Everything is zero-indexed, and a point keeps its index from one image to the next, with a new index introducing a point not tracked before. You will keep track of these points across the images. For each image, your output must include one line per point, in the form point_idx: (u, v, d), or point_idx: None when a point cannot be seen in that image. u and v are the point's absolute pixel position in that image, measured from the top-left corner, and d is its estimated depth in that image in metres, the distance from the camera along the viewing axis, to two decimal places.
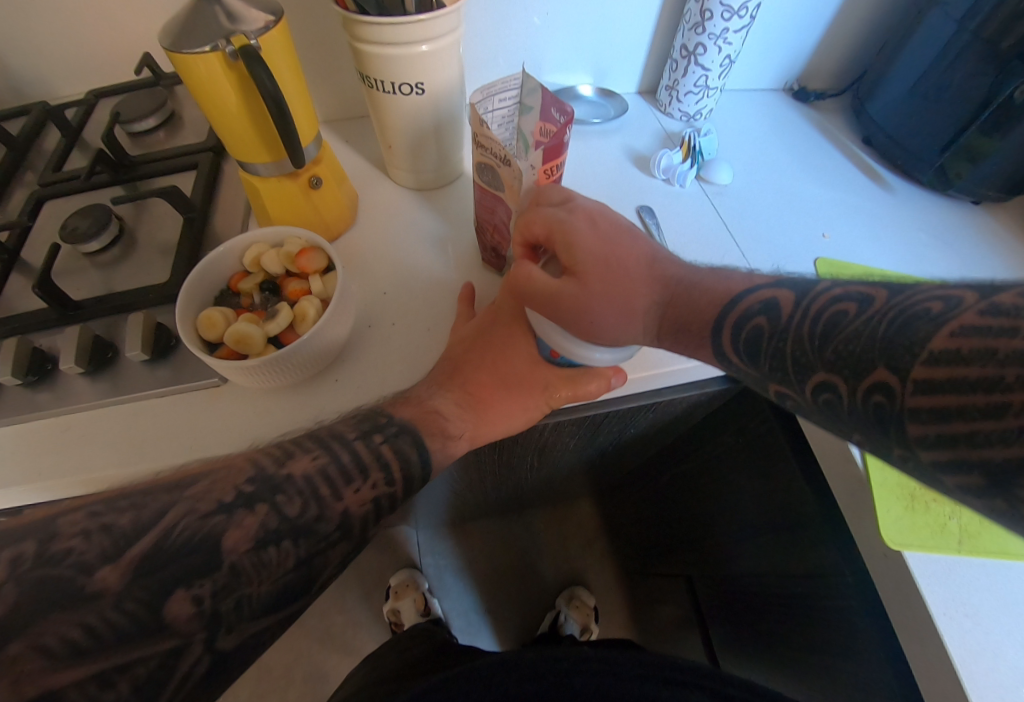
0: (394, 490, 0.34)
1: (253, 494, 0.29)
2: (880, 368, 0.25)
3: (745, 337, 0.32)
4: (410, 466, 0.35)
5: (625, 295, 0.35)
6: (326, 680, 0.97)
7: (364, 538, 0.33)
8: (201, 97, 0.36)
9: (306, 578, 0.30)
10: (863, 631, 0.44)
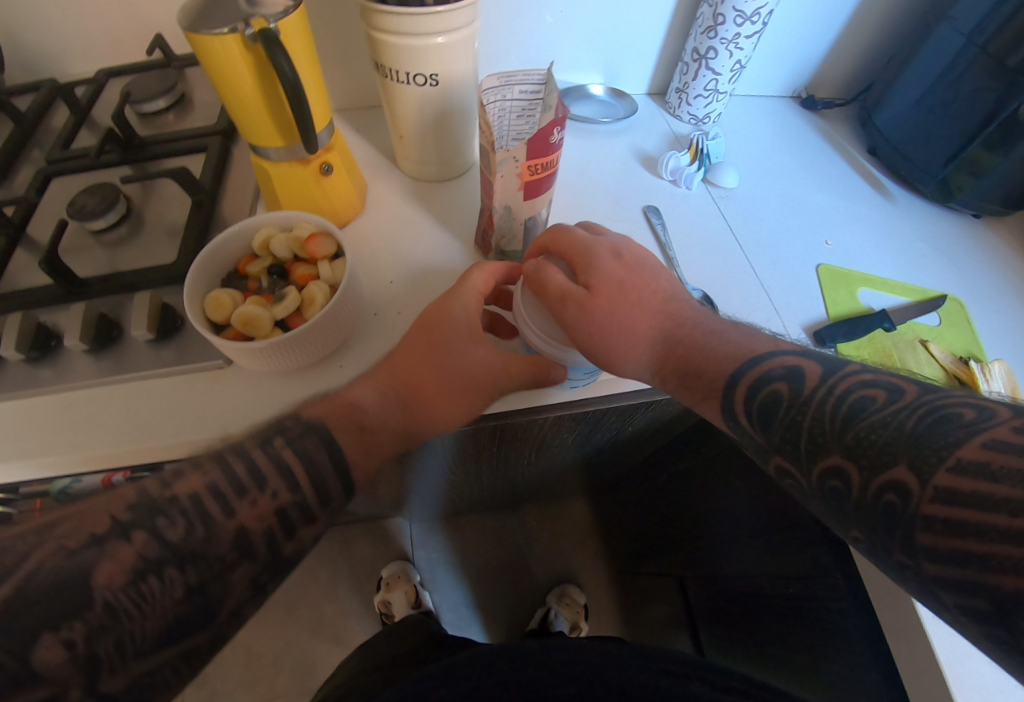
0: (298, 503, 0.34)
1: (128, 523, 0.29)
2: (901, 468, 0.25)
3: (762, 395, 0.32)
4: (312, 474, 0.35)
5: (628, 320, 0.37)
6: (315, 669, 0.98)
7: (275, 559, 0.33)
8: (217, 78, 0.36)
9: (203, 607, 0.30)
10: (852, 632, 0.45)
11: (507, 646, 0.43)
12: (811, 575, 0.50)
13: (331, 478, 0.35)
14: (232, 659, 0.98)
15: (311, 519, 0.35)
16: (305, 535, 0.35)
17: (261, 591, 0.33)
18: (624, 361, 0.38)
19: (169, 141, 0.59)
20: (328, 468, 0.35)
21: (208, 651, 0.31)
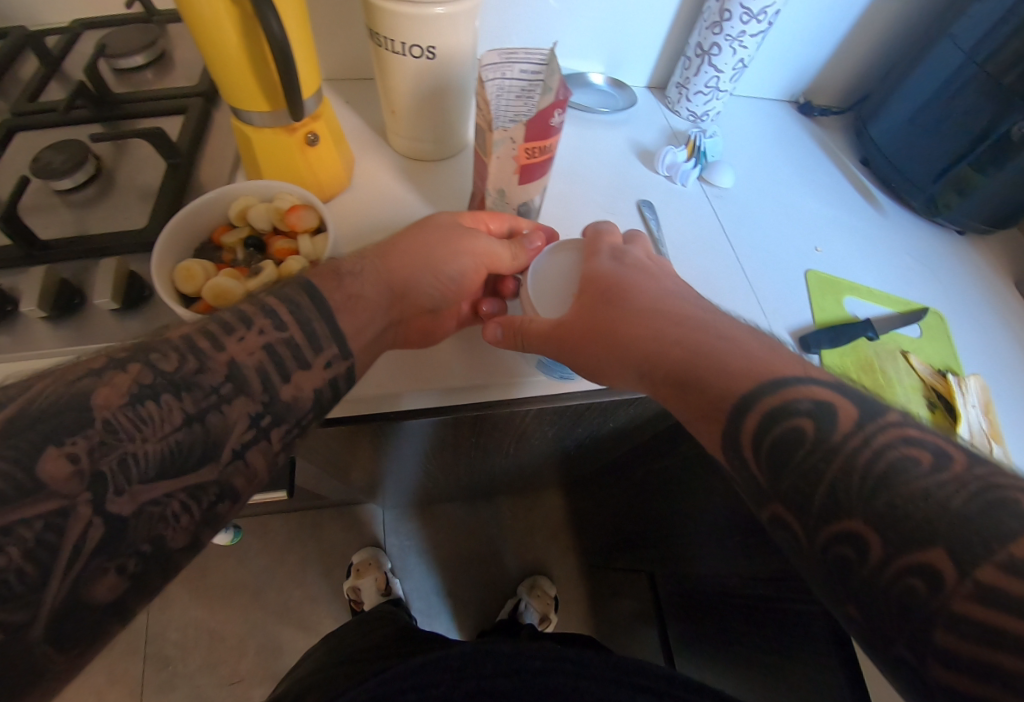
0: (290, 345, 0.32)
1: (124, 358, 0.28)
2: (863, 523, 0.23)
3: (779, 428, 0.27)
4: (302, 320, 0.33)
5: (610, 335, 0.36)
6: (280, 653, 0.96)
7: (275, 404, 0.31)
8: (197, 33, 0.34)
9: (204, 440, 0.28)
10: (821, 638, 0.45)
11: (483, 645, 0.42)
12: (782, 577, 0.50)
13: (325, 323, 0.33)
14: (193, 642, 0.95)
15: (308, 368, 0.33)
16: (307, 384, 0.33)
17: (264, 442, 0.31)
18: (610, 371, 0.37)
19: (145, 100, 0.56)
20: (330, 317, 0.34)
21: (218, 492, 0.29)
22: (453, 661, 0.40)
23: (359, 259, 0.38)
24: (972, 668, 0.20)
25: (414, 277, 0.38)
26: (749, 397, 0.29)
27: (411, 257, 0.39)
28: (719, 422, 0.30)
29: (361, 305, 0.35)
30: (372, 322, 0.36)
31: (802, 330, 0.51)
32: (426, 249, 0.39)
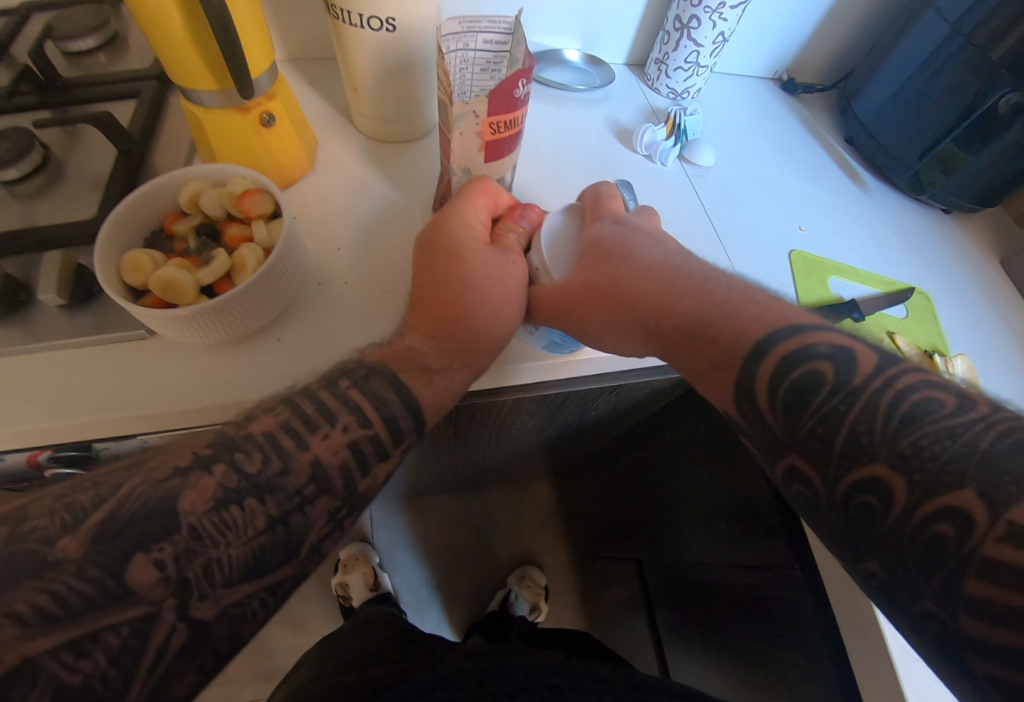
0: (376, 435, 0.32)
1: (208, 456, 0.27)
2: (879, 465, 0.24)
3: (798, 373, 0.28)
4: (392, 413, 0.32)
5: (625, 299, 0.37)
6: (270, 652, 0.95)
7: (354, 498, 0.31)
8: (137, 12, 0.31)
9: (287, 540, 0.28)
10: (807, 623, 0.45)
11: (494, 669, 0.44)
12: (768, 564, 0.49)
13: (407, 412, 0.33)
14: None
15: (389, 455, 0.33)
16: (385, 468, 0.33)
17: (339, 531, 0.31)
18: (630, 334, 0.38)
19: (96, 84, 0.53)
20: (407, 411, 0.33)
21: (292, 586, 0.29)
22: (469, 679, 0.42)
23: (436, 343, 0.36)
24: (1006, 617, 0.19)
25: (489, 347, 0.37)
26: (761, 345, 0.30)
27: (487, 332, 0.37)
28: (731, 371, 0.31)
29: (449, 394, 0.36)
30: (451, 389, 0.36)
31: None
32: (498, 320, 0.37)
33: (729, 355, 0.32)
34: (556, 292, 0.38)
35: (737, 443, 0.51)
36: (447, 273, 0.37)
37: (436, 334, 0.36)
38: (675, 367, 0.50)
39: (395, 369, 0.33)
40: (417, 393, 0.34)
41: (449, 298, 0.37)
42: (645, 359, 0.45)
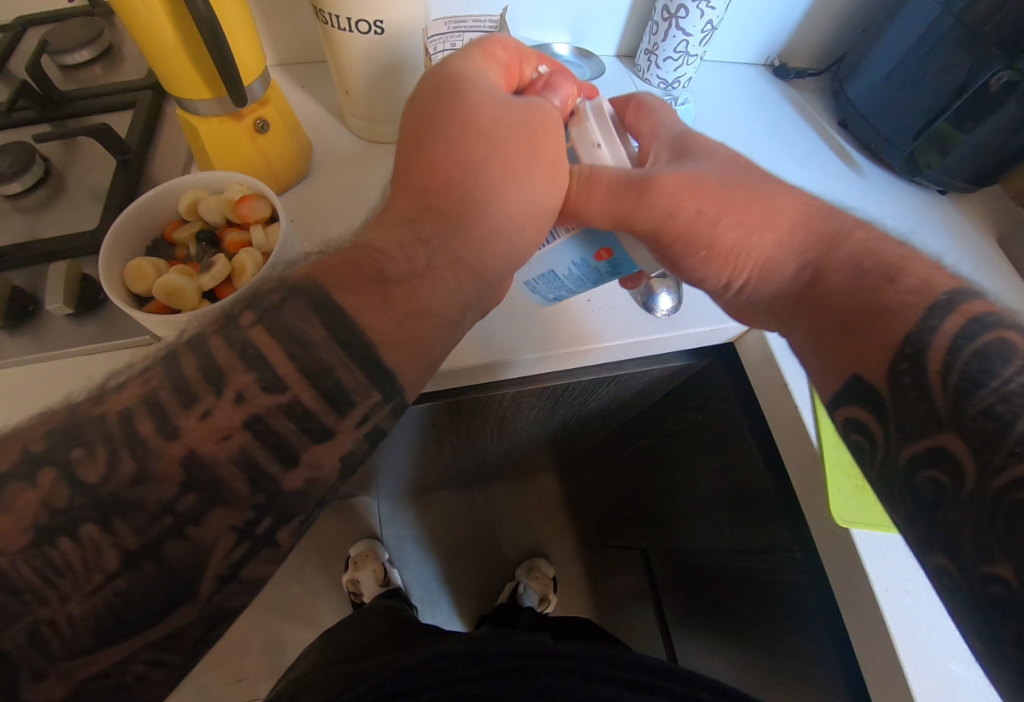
0: (300, 406, 0.27)
1: (39, 457, 0.23)
2: None
3: (982, 340, 0.28)
4: (326, 385, 0.28)
5: (772, 220, 0.36)
6: (283, 649, 0.97)
7: (279, 491, 0.27)
8: (132, 27, 0.32)
9: (165, 579, 0.25)
10: (804, 602, 0.45)
11: (474, 646, 0.43)
12: (767, 548, 0.50)
13: (344, 352, 0.28)
14: None
15: (333, 433, 0.28)
16: (346, 423, 0.29)
17: (271, 549, 0.28)
18: (756, 249, 0.37)
19: (92, 96, 0.54)
20: (348, 363, 0.28)
21: (206, 622, 0.26)
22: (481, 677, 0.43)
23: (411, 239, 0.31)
24: None
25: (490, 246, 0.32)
26: (953, 297, 0.30)
27: (485, 210, 0.32)
28: (894, 323, 0.31)
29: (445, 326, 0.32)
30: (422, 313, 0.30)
31: None
32: (507, 199, 0.32)
33: (902, 315, 0.31)
34: (661, 185, 0.33)
35: (736, 431, 0.50)
36: (449, 116, 0.31)
37: (411, 215, 0.31)
38: (672, 357, 0.50)
39: (328, 290, 0.28)
40: (362, 322, 0.28)
41: (437, 171, 0.31)
42: (641, 350, 0.45)
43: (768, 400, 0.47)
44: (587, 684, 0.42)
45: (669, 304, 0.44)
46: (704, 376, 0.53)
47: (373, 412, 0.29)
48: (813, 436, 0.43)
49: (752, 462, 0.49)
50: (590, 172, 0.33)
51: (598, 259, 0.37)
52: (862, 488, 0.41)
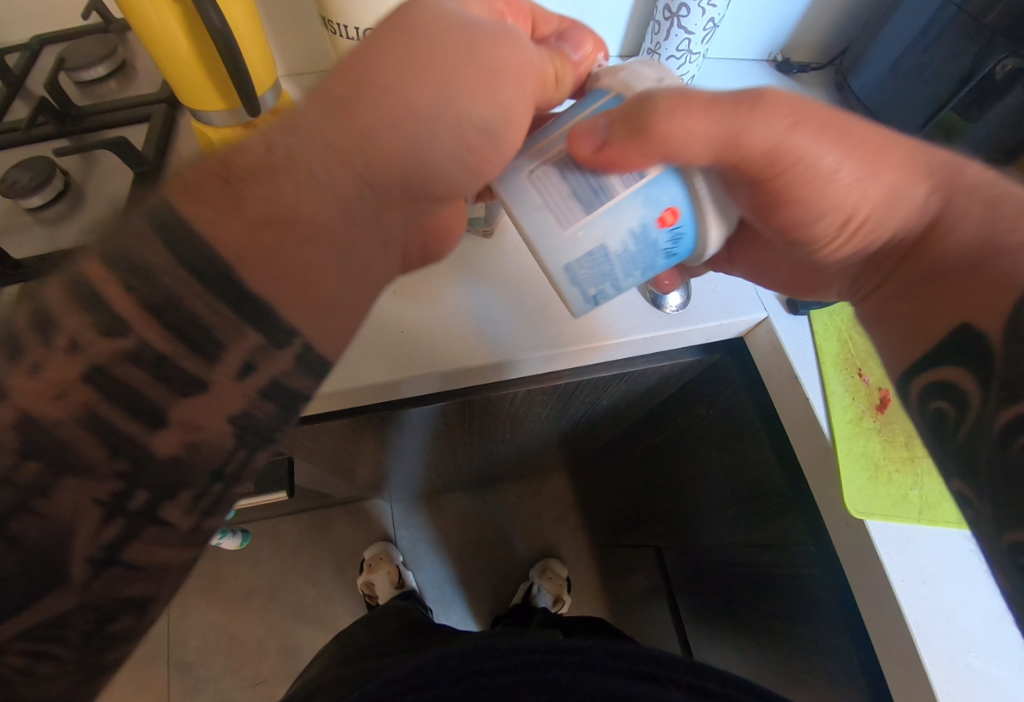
0: (149, 350, 0.24)
1: None
2: None
3: None
4: (177, 322, 0.24)
5: (888, 145, 0.32)
6: (300, 652, 0.98)
7: (147, 458, 0.25)
8: (148, 42, 0.33)
9: (21, 561, 0.23)
10: (820, 596, 0.45)
11: (481, 646, 0.45)
12: (779, 543, 0.49)
13: (192, 280, 0.24)
14: (213, 647, 0.98)
15: (208, 384, 0.26)
16: (219, 371, 0.26)
17: (156, 528, 0.26)
18: (878, 178, 0.32)
19: (109, 111, 0.55)
20: (193, 287, 0.24)
21: (87, 603, 0.26)
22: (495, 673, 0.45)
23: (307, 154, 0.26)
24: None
25: (365, 166, 0.27)
26: None
27: (385, 102, 0.26)
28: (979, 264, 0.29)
29: (330, 251, 0.27)
30: (310, 241, 0.26)
31: None
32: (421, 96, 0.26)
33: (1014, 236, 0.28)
34: (763, 103, 0.29)
35: (745, 426, 0.49)
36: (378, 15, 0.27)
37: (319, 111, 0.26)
38: (681, 352, 0.50)
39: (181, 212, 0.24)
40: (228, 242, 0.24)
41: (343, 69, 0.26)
42: (651, 346, 0.46)
43: (780, 394, 0.47)
44: (598, 677, 0.43)
45: (677, 300, 0.45)
46: (714, 372, 0.52)
47: (257, 359, 0.27)
48: (825, 427, 0.44)
49: (763, 457, 0.48)
50: (667, 102, 0.28)
51: (663, 224, 0.30)
52: (875, 479, 0.42)
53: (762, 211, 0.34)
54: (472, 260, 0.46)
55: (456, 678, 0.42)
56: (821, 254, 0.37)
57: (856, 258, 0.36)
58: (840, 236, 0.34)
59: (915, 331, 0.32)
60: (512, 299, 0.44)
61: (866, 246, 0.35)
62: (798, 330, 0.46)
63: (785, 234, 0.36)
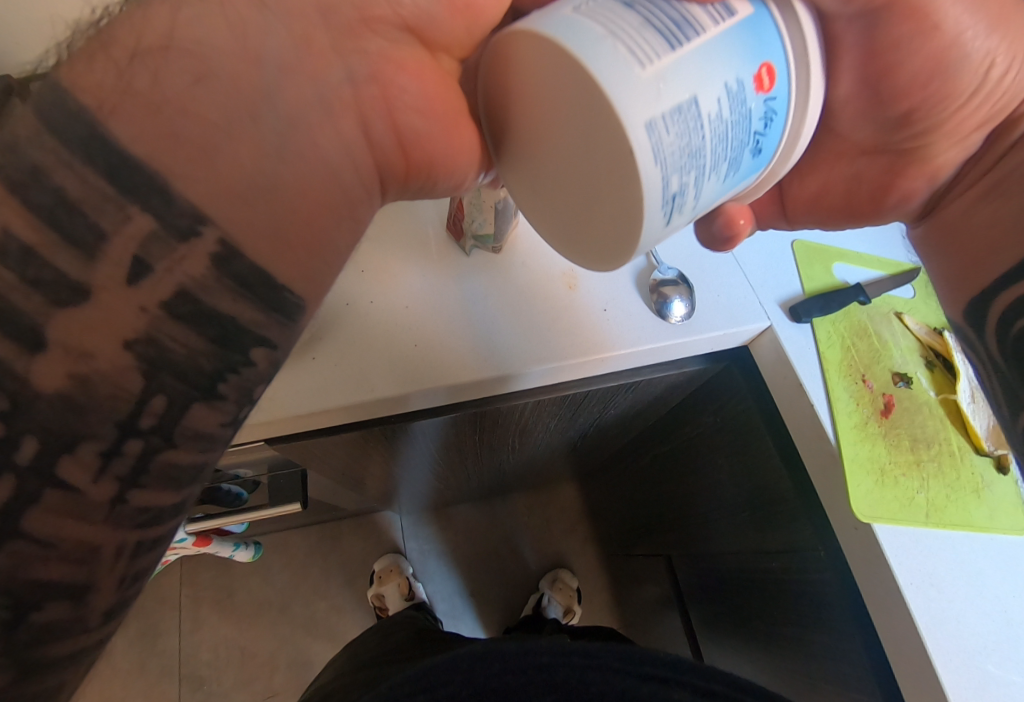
0: (14, 243, 0.18)
1: None
2: None
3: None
4: (43, 203, 0.19)
5: None
6: (311, 664, 0.99)
7: (26, 394, 0.19)
8: None
9: None
10: (830, 602, 0.45)
11: (490, 646, 0.46)
12: (789, 550, 0.49)
13: (60, 142, 0.18)
14: (225, 660, 0.98)
15: (90, 293, 0.20)
16: (105, 272, 0.20)
17: (64, 493, 0.21)
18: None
19: None
20: (63, 154, 0.18)
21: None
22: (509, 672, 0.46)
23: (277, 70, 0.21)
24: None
25: (314, 19, 0.22)
26: None
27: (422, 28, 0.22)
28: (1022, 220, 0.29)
29: (250, 131, 0.21)
30: (220, 124, 0.20)
31: (790, 300, 0.49)
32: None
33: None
34: None
35: (753, 433, 0.50)
36: None
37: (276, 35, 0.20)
38: (687, 361, 0.50)
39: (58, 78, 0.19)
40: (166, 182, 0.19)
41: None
42: (656, 356, 0.47)
43: (786, 401, 0.48)
44: (604, 674, 0.45)
45: (682, 311, 0.46)
46: (720, 381, 0.52)
47: (151, 250, 0.20)
48: (831, 433, 0.44)
49: (772, 464, 0.49)
50: None
51: (761, 89, 0.22)
52: (880, 483, 0.43)
53: (866, 90, 0.29)
54: (479, 276, 0.47)
55: (467, 677, 0.44)
56: (934, 145, 0.30)
57: (977, 138, 0.30)
58: (975, 96, 0.27)
59: (998, 244, 0.29)
60: (520, 314, 0.45)
61: (993, 116, 0.28)
62: (802, 338, 0.47)
63: (892, 117, 0.29)
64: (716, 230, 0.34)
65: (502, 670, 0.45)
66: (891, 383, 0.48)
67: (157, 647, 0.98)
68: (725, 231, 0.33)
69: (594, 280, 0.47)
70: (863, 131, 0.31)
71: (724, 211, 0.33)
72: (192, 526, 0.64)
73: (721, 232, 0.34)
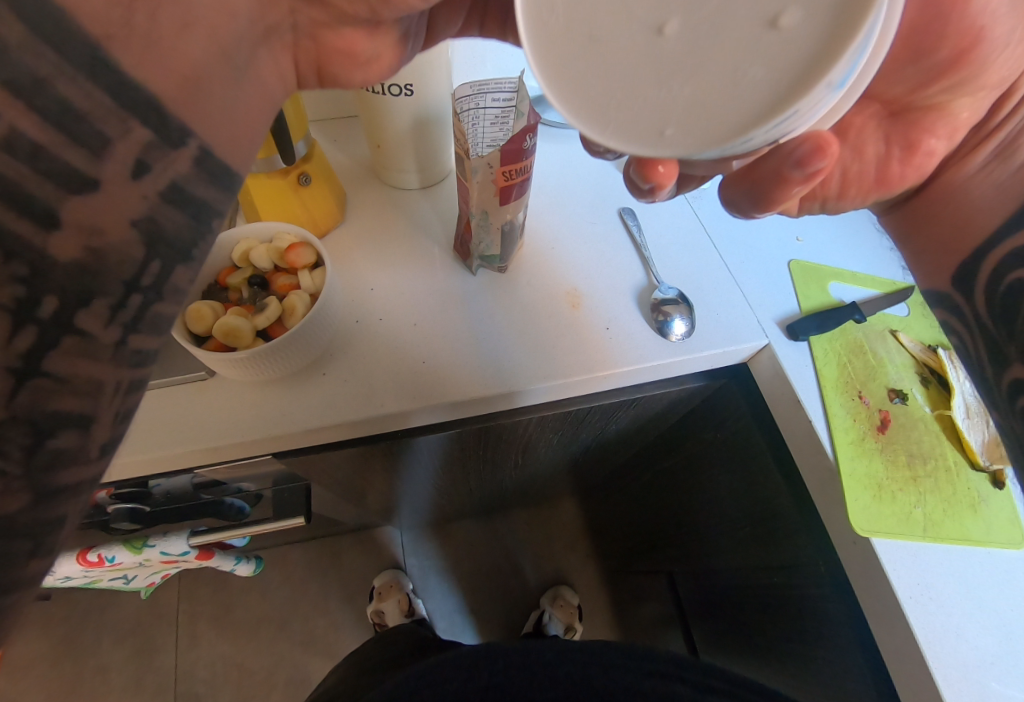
0: (23, 139, 0.17)
1: None
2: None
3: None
4: (45, 107, 0.17)
5: None
6: (309, 681, 0.98)
7: (46, 262, 0.18)
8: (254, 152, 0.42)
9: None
10: (832, 617, 0.46)
11: (494, 647, 0.50)
12: (790, 565, 0.50)
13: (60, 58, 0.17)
14: (222, 677, 0.97)
15: (101, 185, 0.19)
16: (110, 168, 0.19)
17: (79, 336, 0.20)
18: None
19: None
20: (80, 121, 0.19)
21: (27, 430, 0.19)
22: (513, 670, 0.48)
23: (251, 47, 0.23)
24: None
25: None
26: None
27: None
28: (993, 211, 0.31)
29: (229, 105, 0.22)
30: (208, 100, 0.22)
31: (786, 318, 0.50)
32: None
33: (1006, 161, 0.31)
34: None
35: (752, 448, 0.51)
36: None
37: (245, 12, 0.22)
38: (687, 378, 0.51)
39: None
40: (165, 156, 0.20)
41: None
42: (658, 373, 0.48)
43: (783, 417, 0.49)
44: (603, 668, 0.48)
45: (682, 329, 0.47)
46: (720, 398, 0.53)
47: (154, 157, 0.21)
48: (829, 448, 0.45)
49: (771, 479, 0.49)
50: None
51: None
52: (878, 498, 0.43)
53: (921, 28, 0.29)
54: (485, 295, 0.48)
55: (471, 673, 0.47)
56: (958, 99, 0.30)
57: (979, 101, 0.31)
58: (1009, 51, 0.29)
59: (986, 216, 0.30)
60: (525, 332, 0.47)
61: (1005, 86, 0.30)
62: (799, 356, 0.49)
63: (933, 63, 0.30)
64: (793, 156, 0.24)
65: (506, 666, 0.48)
66: (887, 400, 0.49)
67: (154, 663, 0.97)
68: (806, 163, 0.23)
69: (597, 299, 0.49)
70: (903, 78, 0.31)
71: (812, 134, 0.23)
72: (194, 541, 0.64)
73: (802, 163, 0.23)
